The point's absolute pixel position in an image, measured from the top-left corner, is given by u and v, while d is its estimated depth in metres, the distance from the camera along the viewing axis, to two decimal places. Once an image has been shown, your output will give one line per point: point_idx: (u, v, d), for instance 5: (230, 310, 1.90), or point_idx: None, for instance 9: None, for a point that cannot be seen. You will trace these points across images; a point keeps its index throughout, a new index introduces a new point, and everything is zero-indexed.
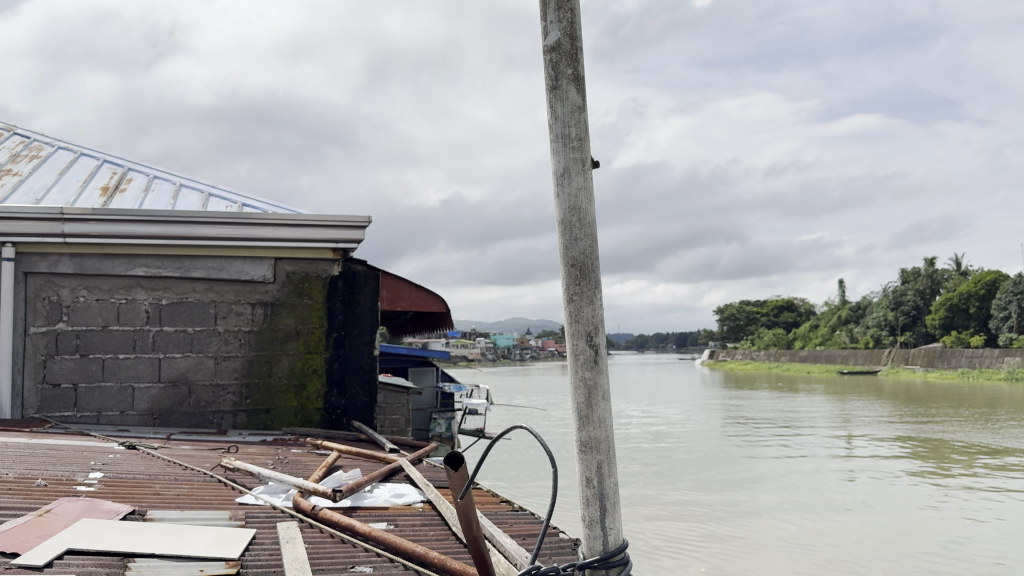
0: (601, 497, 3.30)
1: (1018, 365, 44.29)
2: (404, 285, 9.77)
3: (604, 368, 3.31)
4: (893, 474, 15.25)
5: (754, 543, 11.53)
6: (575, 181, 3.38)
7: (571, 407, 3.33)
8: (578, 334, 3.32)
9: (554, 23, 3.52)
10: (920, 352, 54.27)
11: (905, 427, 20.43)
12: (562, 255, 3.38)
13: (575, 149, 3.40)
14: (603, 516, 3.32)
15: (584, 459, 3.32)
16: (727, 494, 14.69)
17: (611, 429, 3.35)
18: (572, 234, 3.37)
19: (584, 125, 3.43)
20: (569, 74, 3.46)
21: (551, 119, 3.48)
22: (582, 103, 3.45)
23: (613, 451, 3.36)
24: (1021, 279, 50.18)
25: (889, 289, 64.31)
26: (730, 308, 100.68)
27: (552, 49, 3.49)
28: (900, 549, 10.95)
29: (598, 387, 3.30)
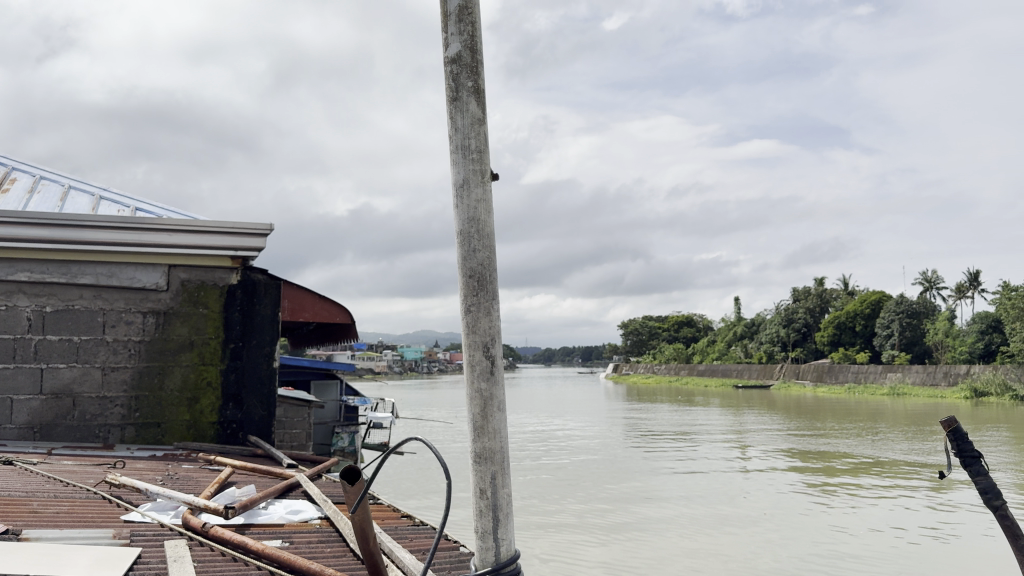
0: (495, 509, 3.29)
1: (898, 381, 46.94)
2: (307, 295, 9.56)
3: (499, 378, 3.32)
4: (785, 479, 15.76)
5: (654, 543, 11.73)
6: (474, 193, 3.38)
7: (466, 418, 3.32)
8: (475, 345, 3.32)
9: (455, 35, 3.52)
10: (810, 367, 56.78)
11: (795, 438, 21.24)
12: (461, 267, 3.37)
13: (475, 161, 3.40)
14: (496, 528, 3.31)
15: (478, 470, 3.31)
16: (628, 498, 14.90)
17: (505, 440, 3.35)
18: (470, 244, 3.37)
19: (483, 137, 3.44)
20: (470, 86, 3.46)
21: (450, 131, 3.48)
22: (482, 115, 3.46)
23: (508, 462, 3.36)
24: (902, 300, 53.21)
25: (781, 307, 67.15)
26: (634, 323, 103.04)
27: (452, 61, 3.49)
28: (795, 547, 11.28)
29: (493, 398, 3.31)
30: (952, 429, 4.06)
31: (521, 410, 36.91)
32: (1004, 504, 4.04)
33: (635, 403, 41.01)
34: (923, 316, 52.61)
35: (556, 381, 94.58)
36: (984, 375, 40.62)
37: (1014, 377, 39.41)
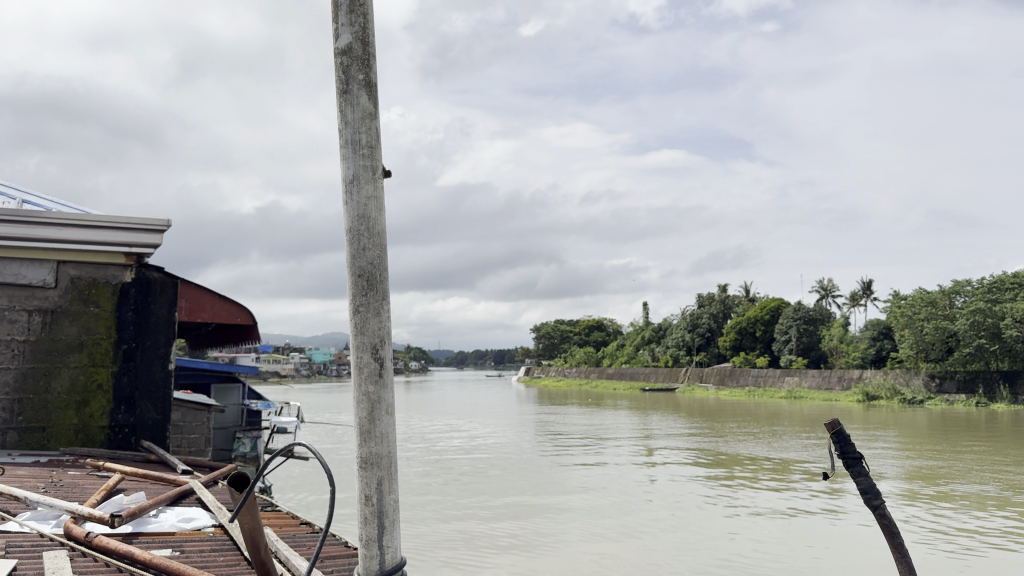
0: (380, 515, 3.24)
1: (796, 384, 48.87)
2: (206, 295, 9.25)
3: (388, 381, 3.26)
4: (689, 480, 16.16)
5: (560, 541, 11.81)
6: (364, 190, 3.32)
7: (353, 422, 3.25)
8: (363, 346, 3.25)
9: (346, 25, 3.45)
10: (713, 371, 58.50)
11: (699, 440, 21.75)
12: (349, 265, 3.30)
13: (365, 156, 3.34)
14: (382, 535, 3.26)
15: (364, 476, 3.25)
16: (537, 499, 14.94)
17: (394, 444, 3.31)
18: (359, 243, 3.31)
19: (375, 133, 3.38)
20: (360, 79, 3.40)
21: (340, 124, 3.40)
22: (372, 110, 3.40)
23: (395, 467, 3.31)
24: (800, 307, 55.47)
25: (687, 313, 69.05)
26: (546, 327, 104.12)
27: (343, 52, 3.41)
28: (698, 543, 11.52)
29: (382, 401, 3.25)
30: (835, 430, 4.20)
31: (429, 414, 36.59)
32: (883, 503, 4.21)
33: (544, 406, 41.31)
34: (819, 322, 54.93)
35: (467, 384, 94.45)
36: (876, 380, 42.82)
37: (902, 381, 41.74)
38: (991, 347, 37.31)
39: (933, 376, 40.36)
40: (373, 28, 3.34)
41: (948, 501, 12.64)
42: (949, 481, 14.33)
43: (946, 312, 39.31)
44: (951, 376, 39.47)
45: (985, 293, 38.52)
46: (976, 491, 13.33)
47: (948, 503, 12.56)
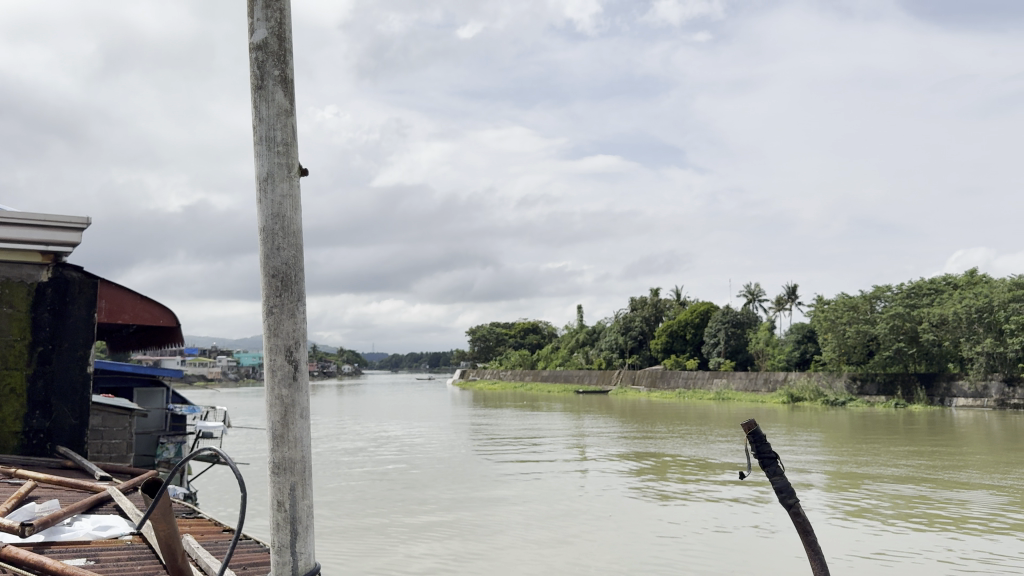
0: (293, 521, 3.21)
1: (724, 386, 49.98)
2: (128, 296, 8.96)
3: (303, 385, 3.24)
4: (622, 479, 16.34)
5: (493, 543, 11.82)
6: (278, 188, 3.27)
7: (265, 426, 3.21)
8: (276, 349, 3.21)
9: (262, 21, 3.40)
10: (644, 373, 59.40)
11: (631, 441, 21.97)
12: (263, 265, 3.26)
13: (280, 154, 3.29)
14: (295, 540, 3.23)
15: (276, 481, 3.21)
16: (470, 499, 14.88)
17: (308, 448, 3.28)
18: (274, 242, 3.26)
19: (290, 130, 3.34)
20: (276, 76, 3.35)
21: (254, 121, 3.35)
22: (288, 107, 3.36)
23: (308, 471, 3.28)
24: (729, 310, 56.78)
25: (620, 316, 69.94)
26: (481, 329, 104.01)
27: (258, 48, 3.36)
28: (629, 544, 11.60)
29: (295, 405, 3.22)
30: (752, 431, 4.30)
31: (360, 417, 36.09)
32: (797, 501, 4.33)
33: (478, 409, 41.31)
34: (747, 326, 56.32)
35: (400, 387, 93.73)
36: (800, 382, 44.16)
37: (825, 384, 43.15)
38: (908, 350, 38.88)
39: (854, 379, 41.84)
40: (289, 25, 3.30)
41: (867, 501, 12.90)
42: (869, 480, 14.65)
43: (867, 316, 40.72)
44: (871, 379, 40.91)
45: (904, 298, 40.06)
46: (895, 491, 13.63)
47: (868, 502, 12.83)
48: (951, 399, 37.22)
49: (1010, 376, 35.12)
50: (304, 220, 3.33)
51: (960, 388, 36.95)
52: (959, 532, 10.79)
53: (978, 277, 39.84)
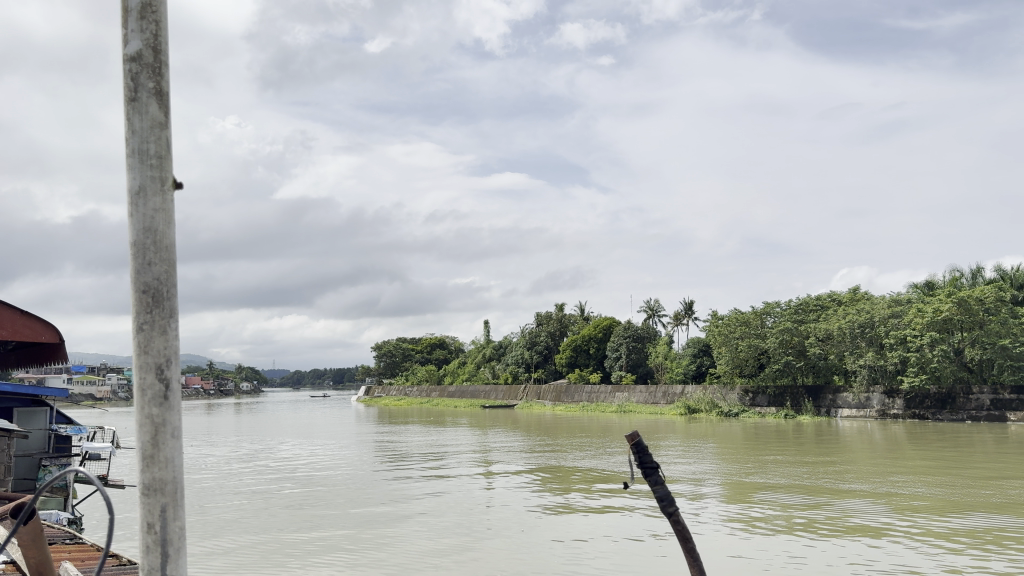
0: (163, 543, 3.17)
1: (625, 400, 51.01)
2: (4, 311, 8.53)
3: (174, 404, 3.21)
4: (527, 490, 16.51)
5: (397, 552, 11.82)
6: (151, 203, 3.22)
7: (134, 446, 3.16)
8: (146, 366, 3.15)
9: (136, 31, 3.34)
10: (549, 388, 59.92)
11: (535, 455, 22.08)
12: (133, 280, 3.20)
13: (154, 167, 3.25)
14: (166, 562, 3.19)
15: (146, 502, 3.16)
16: (375, 513, 14.76)
17: (180, 468, 3.24)
18: (145, 257, 3.21)
19: (164, 143, 3.29)
20: (151, 88, 3.30)
21: (127, 133, 3.29)
22: (163, 119, 3.32)
23: (180, 491, 3.26)
24: (630, 325, 58.22)
25: (525, 331, 70.63)
26: (387, 345, 102.83)
27: (132, 59, 3.30)
28: (536, 550, 11.74)
29: (166, 424, 3.18)
30: (634, 442, 4.43)
31: (257, 436, 34.99)
32: (678, 509, 4.49)
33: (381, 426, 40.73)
34: (647, 340, 57.92)
35: (302, 404, 91.44)
36: (696, 395, 45.71)
37: (719, 396, 44.81)
38: (796, 363, 40.57)
39: (747, 392, 43.57)
40: (165, 37, 3.25)
41: (755, 512, 13.17)
42: (759, 491, 14.95)
43: (758, 331, 42.41)
44: (762, 391, 42.65)
45: (792, 314, 41.95)
46: (784, 500, 14.10)
47: (758, 513, 13.09)
48: (836, 409, 39.01)
49: (889, 388, 37.30)
50: (177, 234, 3.29)
51: (844, 399, 38.79)
52: (845, 539, 11.19)
53: (859, 294, 42.15)
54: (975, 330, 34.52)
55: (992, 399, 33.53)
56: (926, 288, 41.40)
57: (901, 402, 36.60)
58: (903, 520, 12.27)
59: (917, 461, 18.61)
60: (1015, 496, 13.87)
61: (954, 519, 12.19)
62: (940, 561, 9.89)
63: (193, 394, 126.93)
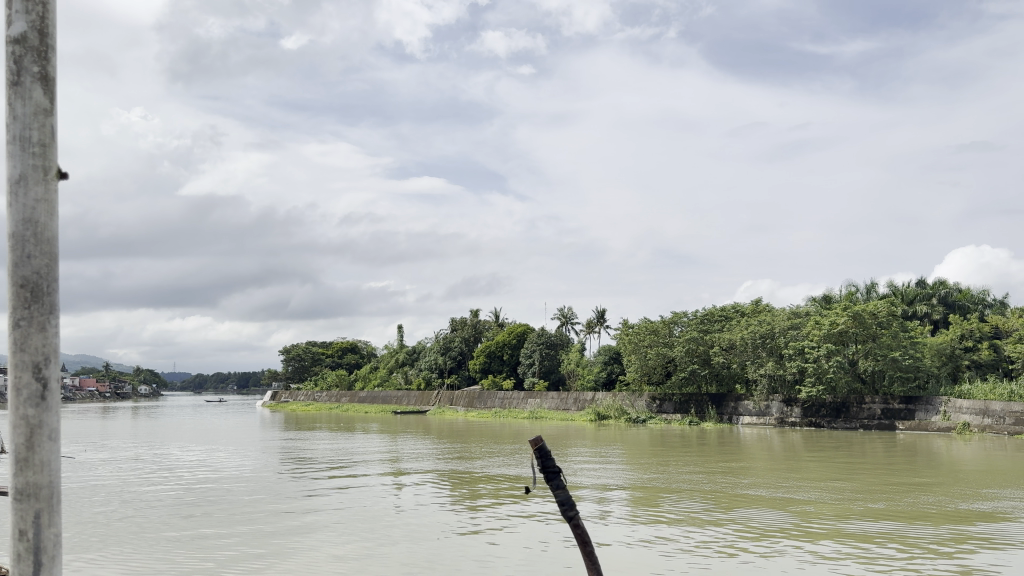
0: (36, 551, 3.03)
1: (537, 406, 51.41)
2: None
3: (51, 405, 3.07)
4: (436, 494, 16.38)
5: (303, 552, 11.65)
6: (31, 191, 3.07)
7: (5, 449, 3.00)
8: (22, 364, 3.01)
9: (21, 13, 3.17)
10: (462, 394, 59.77)
11: (445, 461, 21.95)
12: (11, 275, 3.05)
13: (36, 155, 3.10)
14: (39, 570, 3.06)
15: (17, 508, 3.02)
16: (280, 516, 14.41)
17: (57, 471, 3.11)
18: (24, 249, 3.06)
19: (48, 130, 3.15)
20: (35, 72, 3.15)
21: (7, 118, 3.12)
22: (47, 106, 3.16)
23: (57, 496, 3.11)
24: (544, 332, 58.92)
25: (439, 337, 70.56)
26: (296, 348, 100.69)
27: (15, 42, 3.13)
28: (443, 550, 11.71)
29: (42, 426, 3.04)
30: (537, 445, 4.46)
31: (154, 441, 33.64)
32: (578, 513, 4.55)
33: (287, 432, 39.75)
34: (559, 347, 58.68)
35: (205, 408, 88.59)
36: (605, 401, 46.61)
37: (627, 403, 45.88)
38: (702, 372, 41.83)
39: (654, 398, 44.60)
40: (53, 20, 3.10)
41: (661, 517, 13.36)
42: (664, 497, 15.18)
43: (666, 339, 43.48)
44: (669, 398, 43.77)
45: (698, 324, 43.22)
46: (688, 505, 14.39)
47: (665, 519, 13.24)
48: (738, 416, 40.36)
49: (788, 396, 38.76)
50: (60, 226, 3.15)
51: (746, 407, 40.14)
52: (745, 544, 11.46)
53: (762, 305, 43.72)
54: (869, 343, 36.19)
55: (883, 409, 35.11)
56: (824, 301, 43.35)
57: (799, 410, 38.05)
58: (801, 525, 12.64)
59: (813, 468, 19.30)
60: (902, 502, 14.52)
61: (844, 523, 12.72)
62: (832, 562, 10.32)
63: (88, 398, 121.26)
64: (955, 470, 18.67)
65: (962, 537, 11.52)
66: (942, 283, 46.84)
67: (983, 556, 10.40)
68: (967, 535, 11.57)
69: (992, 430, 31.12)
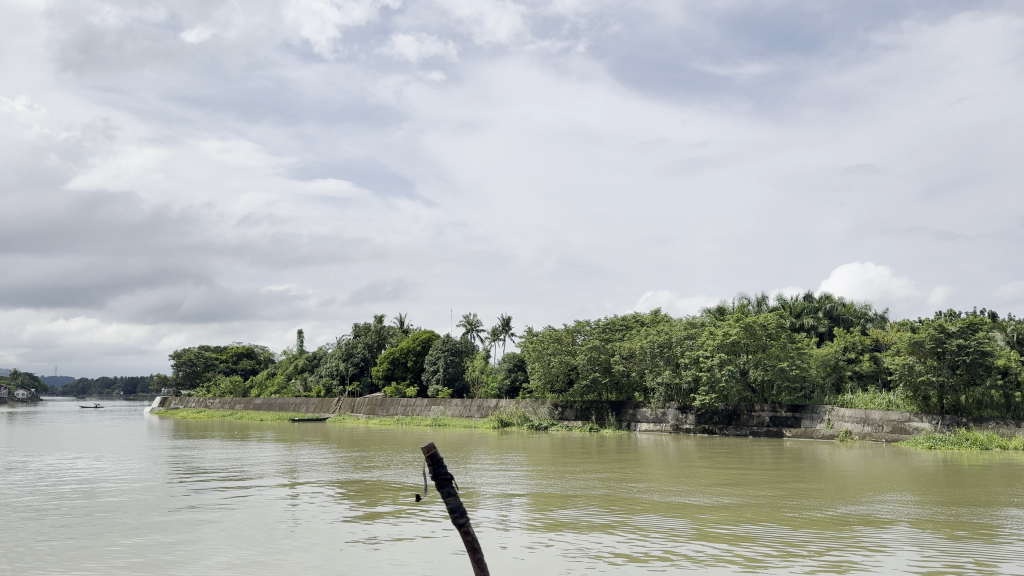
0: None
1: (440, 413, 51.16)
2: None
3: None
4: (334, 503, 16.02)
5: (194, 559, 11.32)
6: None
7: None
8: None
9: None
10: (364, 401, 58.76)
11: (342, 469, 21.50)
12: None
13: None
14: None
15: None
16: (172, 524, 13.87)
17: None
18: None
19: None
20: None
21: None
22: None
23: None
24: (449, 339, 58.81)
25: (341, 342, 69.48)
26: (187, 353, 96.92)
27: None
28: (338, 555, 11.55)
29: None
30: (430, 452, 4.45)
31: (29, 449, 31.60)
32: (467, 519, 4.58)
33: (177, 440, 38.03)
34: (464, 354, 58.61)
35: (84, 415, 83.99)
36: (509, 409, 46.89)
37: (531, 410, 46.13)
38: (602, 380, 42.70)
39: (557, 406, 45.12)
40: None
41: (560, 522, 13.47)
42: (566, 503, 15.30)
43: (569, 347, 44.14)
44: (570, 405, 44.34)
45: (600, 333, 44.14)
46: (588, 510, 14.55)
47: (565, 524, 13.35)
48: (636, 423, 41.22)
49: (683, 404, 39.84)
50: None
51: (643, 414, 41.10)
52: (640, 548, 11.62)
53: (661, 315, 44.95)
54: (759, 353, 37.65)
55: (772, 416, 36.53)
56: (718, 312, 44.92)
57: (693, 417, 39.11)
58: (699, 530, 12.90)
59: (706, 474, 19.94)
60: (790, 507, 15.08)
61: (734, 528, 13.11)
62: (719, 565, 10.61)
63: None
64: (839, 476, 19.47)
65: (847, 541, 12.05)
66: (827, 297, 49.27)
67: (866, 559, 10.92)
68: (853, 540, 12.11)
69: (870, 438, 32.84)
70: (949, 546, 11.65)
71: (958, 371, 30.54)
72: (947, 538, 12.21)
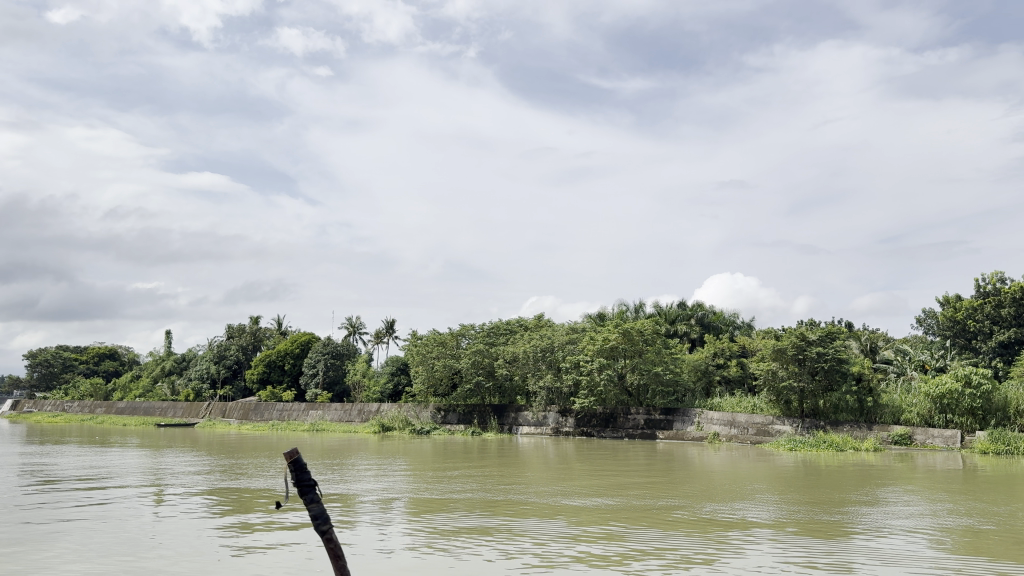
0: None
1: (318, 418, 50.01)
2: None
3: None
4: (201, 508, 15.37)
5: (44, 562, 10.74)
6: None
7: None
8: None
9: None
10: (236, 406, 56.85)
11: (210, 476, 20.64)
12: None
13: None
14: None
15: None
16: (20, 529, 12.99)
17: None
18: None
19: None
20: None
21: None
22: None
23: None
24: (328, 342, 57.66)
25: (213, 343, 66.91)
26: (42, 353, 91.08)
27: None
28: (203, 558, 11.20)
29: None
30: (293, 457, 4.39)
31: None
32: (331, 526, 4.54)
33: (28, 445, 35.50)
34: (345, 357, 57.72)
35: None
36: (391, 412, 46.26)
37: (412, 414, 45.74)
38: (486, 383, 42.86)
39: (439, 410, 45.06)
40: None
41: (437, 526, 13.37)
42: (444, 507, 15.22)
43: (453, 351, 44.19)
44: (453, 409, 44.40)
45: (484, 336, 44.41)
46: (465, 513, 14.50)
47: (442, 527, 13.27)
48: (517, 426, 41.69)
49: (563, 408, 40.52)
50: None
51: (525, 417, 41.58)
52: (514, 549, 11.66)
53: (543, 321, 45.70)
54: (636, 358, 38.74)
55: (646, 419, 37.72)
56: (598, 318, 46.15)
57: (572, 420, 39.89)
58: (575, 531, 13.07)
59: (581, 475, 20.39)
60: (660, 508, 15.52)
61: (609, 528, 13.36)
62: (590, 564, 10.76)
63: None
64: (705, 477, 20.26)
65: (716, 541, 12.39)
66: (699, 305, 51.36)
67: (730, 556, 11.30)
68: (719, 539, 12.53)
69: (736, 439, 34.42)
70: (807, 543, 12.21)
71: (816, 377, 32.45)
72: (808, 537, 12.75)
